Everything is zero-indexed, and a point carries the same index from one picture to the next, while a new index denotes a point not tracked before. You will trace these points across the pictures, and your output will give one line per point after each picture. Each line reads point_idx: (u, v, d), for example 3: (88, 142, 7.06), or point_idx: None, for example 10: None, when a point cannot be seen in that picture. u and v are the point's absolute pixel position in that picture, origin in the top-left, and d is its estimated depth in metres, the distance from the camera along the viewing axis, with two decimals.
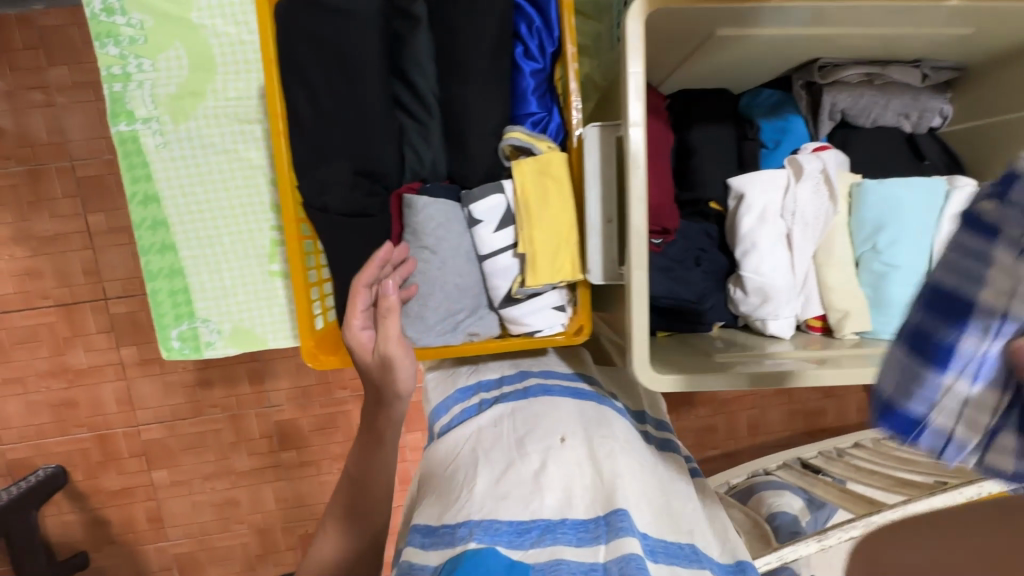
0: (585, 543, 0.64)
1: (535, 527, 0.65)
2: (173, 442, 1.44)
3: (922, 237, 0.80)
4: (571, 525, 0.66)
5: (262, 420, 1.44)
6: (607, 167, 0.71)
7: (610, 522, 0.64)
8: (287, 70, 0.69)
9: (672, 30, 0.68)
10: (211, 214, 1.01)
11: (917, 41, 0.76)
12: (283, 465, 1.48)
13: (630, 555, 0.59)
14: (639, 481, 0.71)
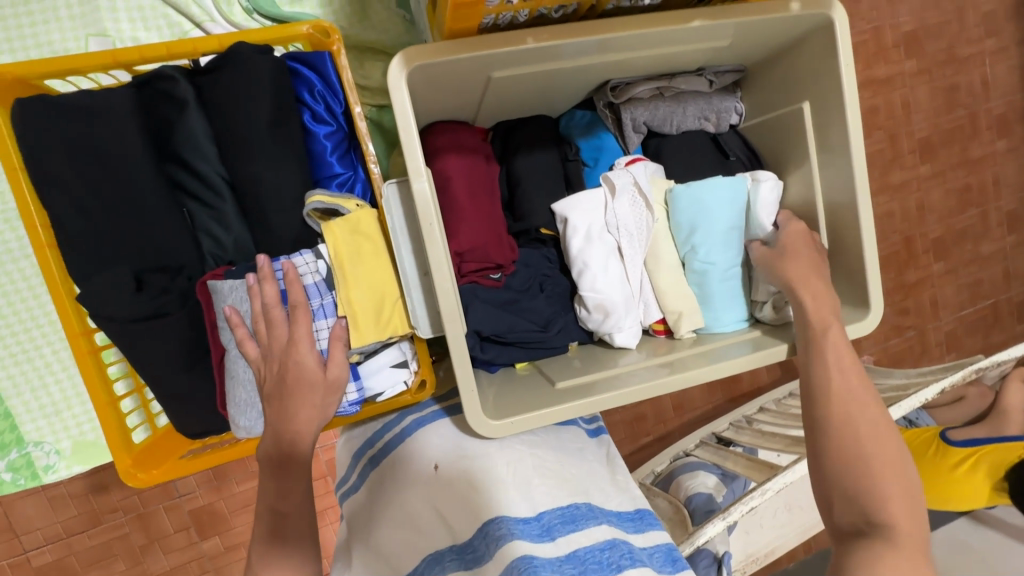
0: (472, 564, 0.62)
1: (425, 566, 0.65)
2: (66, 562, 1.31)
3: (734, 230, 0.86)
4: (455, 550, 0.64)
5: (165, 516, 1.34)
6: (412, 221, 0.70)
7: (489, 533, 0.62)
8: (38, 176, 0.64)
9: (448, 82, 0.70)
10: (22, 328, 0.91)
11: (687, 55, 0.82)
12: (206, 556, 1.37)
13: (518, 557, 0.58)
14: (523, 471, 0.68)
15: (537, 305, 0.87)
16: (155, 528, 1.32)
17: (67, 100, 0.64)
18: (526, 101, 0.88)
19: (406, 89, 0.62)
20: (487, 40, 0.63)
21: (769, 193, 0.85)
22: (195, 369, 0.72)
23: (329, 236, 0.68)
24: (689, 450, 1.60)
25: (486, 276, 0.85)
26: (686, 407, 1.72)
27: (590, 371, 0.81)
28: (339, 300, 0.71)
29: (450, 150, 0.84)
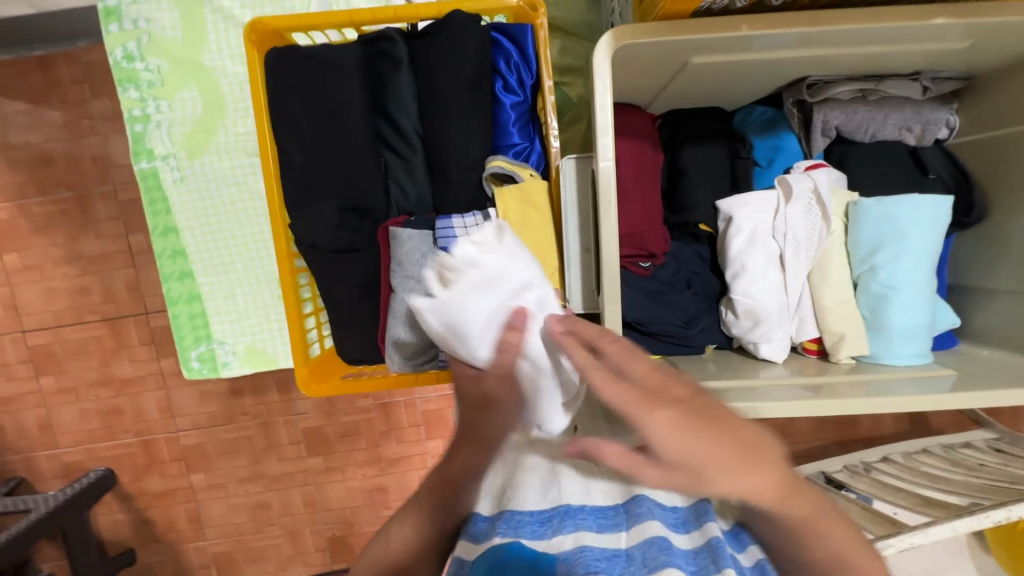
0: (606, 529, 0.58)
1: (554, 513, 0.59)
2: (210, 447, 1.55)
3: (924, 255, 0.78)
4: (590, 510, 0.60)
5: (289, 427, 1.52)
6: (583, 198, 0.71)
7: (631, 507, 0.59)
8: (276, 116, 0.74)
9: (644, 64, 0.70)
10: (225, 242, 1.07)
11: (907, 58, 0.74)
12: (310, 471, 1.55)
13: (656, 538, 0.54)
14: None
15: (683, 300, 0.85)
16: (279, 435, 1.51)
17: (307, 51, 0.73)
18: (707, 91, 0.85)
19: (609, 67, 0.63)
20: (700, 24, 0.62)
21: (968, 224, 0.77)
22: (365, 303, 0.80)
23: (500, 202, 0.72)
24: (790, 483, 1.48)
25: (636, 264, 0.84)
26: (794, 438, 1.60)
27: (729, 378, 0.79)
28: None
29: (623, 134, 0.85)
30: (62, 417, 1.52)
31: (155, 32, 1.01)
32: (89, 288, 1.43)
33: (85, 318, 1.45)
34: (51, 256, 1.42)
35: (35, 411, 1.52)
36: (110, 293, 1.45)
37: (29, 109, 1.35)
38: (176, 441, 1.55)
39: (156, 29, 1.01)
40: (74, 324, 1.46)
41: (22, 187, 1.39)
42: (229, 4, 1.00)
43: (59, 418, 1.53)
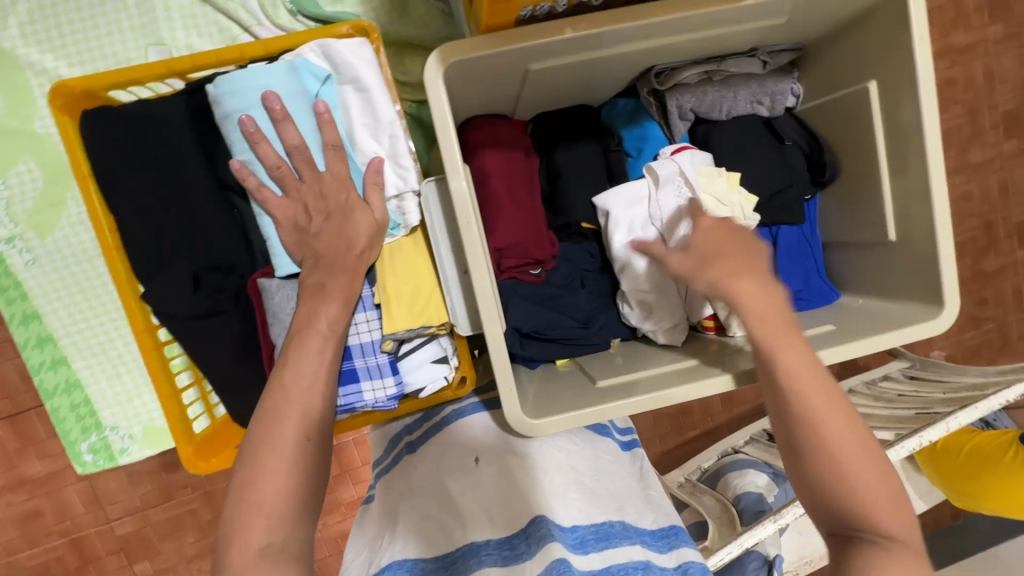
0: (510, 562, 0.59)
1: (459, 554, 0.61)
2: (153, 529, 1.43)
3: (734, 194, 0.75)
4: (495, 545, 0.61)
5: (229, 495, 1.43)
6: (450, 220, 0.69)
7: (531, 533, 0.60)
8: (105, 186, 0.68)
9: (486, 76, 0.69)
10: (97, 320, 0.99)
11: (740, 37, 0.77)
12: None
13: (558, 559, 0.55)
14: (562, 479, 0.67)
15: (579, 300, 0.85)
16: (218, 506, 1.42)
17: (127, 110, 0.67)
18: (566, 92, 0.85)
19: (442, 85, 0.61)
20: (524, 33, 0.61)
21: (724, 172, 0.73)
22: (245, 366, 0.75)
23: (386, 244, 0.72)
24: (738, 446, 1.51)
25: (526, 272, 0.84)
26: (737, 400, 1.64)
27: (637, 372, 0.78)
28: (378, 292, 0.72)
29: (490, 145, 0.84)
30: None
31: None
32: None
33: None
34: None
35: None
36: None
37: None
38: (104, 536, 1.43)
39: None
40: None
41: None
42: (52, 65, 0.92)
43: None
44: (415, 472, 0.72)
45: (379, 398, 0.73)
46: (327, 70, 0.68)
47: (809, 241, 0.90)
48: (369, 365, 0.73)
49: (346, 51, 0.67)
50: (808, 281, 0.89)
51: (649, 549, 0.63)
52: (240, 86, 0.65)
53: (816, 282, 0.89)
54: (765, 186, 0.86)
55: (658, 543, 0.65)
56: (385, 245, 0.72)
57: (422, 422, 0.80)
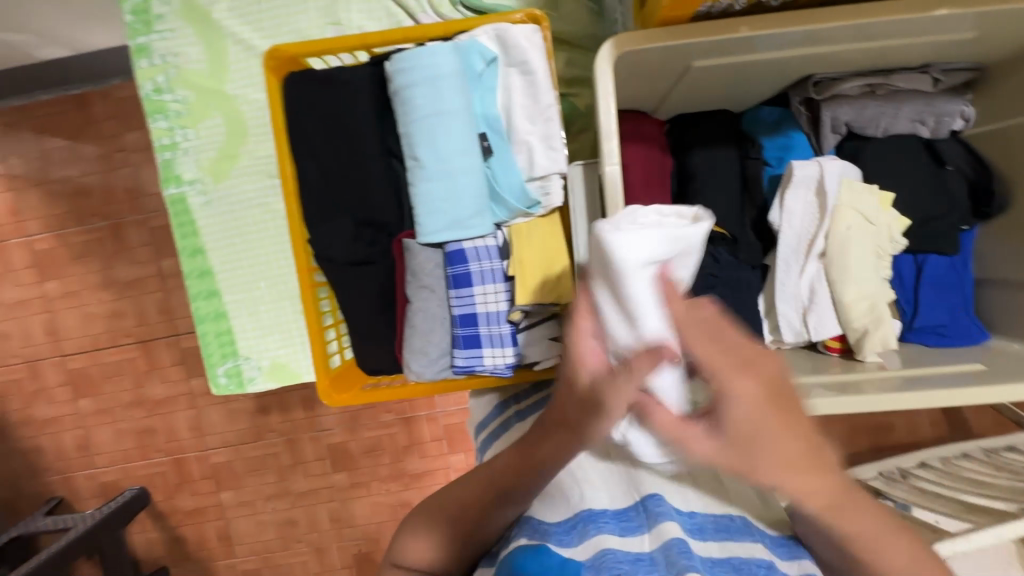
0: (628, 532, 0.59)
1: (576, 520, 0.61)
2: (238, 464, 1.59)
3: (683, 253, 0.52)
4: (611, 514, 0.62)
5: (315, 443, 1.55)
6: (593, 202, 0.73)
7: (648, 507, 0.61)
8: (295, 140, 0.78)
9: (647, 69, 0.71)
10: (249, 261, 1.11)
11: (915, 50, 0.74)
12: (335, 487, 1.57)
13: (676, 538, 0.55)
14: (677, 464, 0.68)
15: (700, 301, 0.85)
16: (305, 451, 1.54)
17: (322, 75, 0.76)
18: (713, 95, 0.86)
19: (611, 74, 0.64)
20: (699, 28, 0.63)
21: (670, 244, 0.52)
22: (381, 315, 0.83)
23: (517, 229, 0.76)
24: None
25: None
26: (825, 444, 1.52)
27: None
28: (510, 265, 0.76)
29: (630, 140, 0.86)
30: (100, 437, 1.58)
31: (181, 66, 1.07)
32: (124, 312, 1.50)
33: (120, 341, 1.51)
34: (88, 283, 1.50)
35: (74, 433, 1.59)
36: (143, 317, 1.51)
37: (71, 146, 1.43)
38: (206, 459, 1.59)
39: (183, 62, 1.07)
40: (111, 347, 1.53)
41: (60, 218, 1.47)
42: (248, 35, 1.05)
43: (97, 438, 1.59)
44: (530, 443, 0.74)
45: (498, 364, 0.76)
46: (495, 53, 0.73)
47: (958, 276, 0.84)
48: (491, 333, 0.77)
49: (519, 36, 0.72)
50: (953, 318, 0.82)
51: (773, 552, 0.60)
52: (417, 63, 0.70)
53: (963, 319, 0.82)
54: (916, 210, 0.82)
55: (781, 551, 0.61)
56: (525, 221, 0.76)
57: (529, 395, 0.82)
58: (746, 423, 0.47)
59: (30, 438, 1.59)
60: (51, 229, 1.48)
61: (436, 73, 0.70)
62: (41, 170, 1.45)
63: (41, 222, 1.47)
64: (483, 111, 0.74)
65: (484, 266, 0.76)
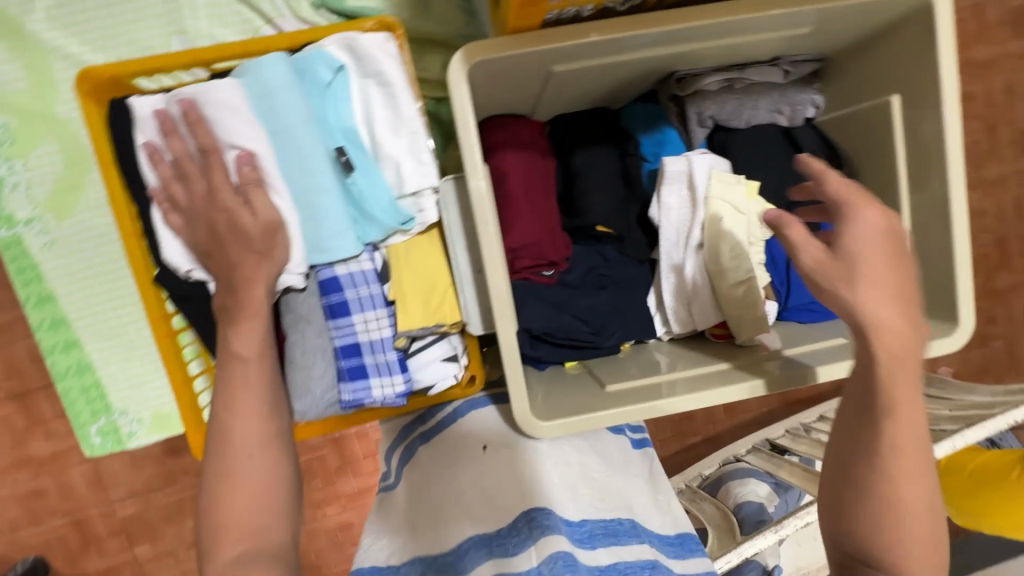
0: (518, 548, 0.60)
1: (468, 545, 0.64)
2: (152, 513, 1.45)
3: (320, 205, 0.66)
4: (502, 533, 0.63)
5: None
6: (467, 218, 0.70)
7: (536, 519, 0.62)
8: (128, 173, 0.68)
9: (508, 76, 0.69)
10: (112, 303, 1.00)
11: (763, 45, 0.77)
12: None
13: (559, 553, 0.57)
14: (571, 474, 0.69)
15: (593, 301, 0.85)
16: None
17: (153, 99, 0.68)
18: (587, 95, 0.86)
19: (465, 85, 0.62)
20: (550, 35, 0.62)
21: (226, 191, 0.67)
22: None
23: (394, 251, 0.73)
24: (740, 454, 1.51)
25: (538, 273, 0.84)
26: (739, 409, 1.62)
27: (645, 377, 0.78)
28: (391, 290, 0.72)
29: (508, 145, 0.84)
30: None
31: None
32: None
33: None
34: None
35: None
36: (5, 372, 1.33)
37: None
38: (105, 518, 1.44)
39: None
40: None
41: None
42: (77, 49, 0.92)
43: None
44: (429, 467, 0.74)
45: (387, 395, 0.72)
46: (343, 61, 0.67)
47: None
48: (378, 362, 0.73)
49: (370, 47, 0.67)
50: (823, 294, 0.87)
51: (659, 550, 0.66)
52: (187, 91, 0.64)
53: None
54: (782, 196, 0.86)
55: (669, 545, 0.68)
56: (403, 241, 0.72)
57: (431, 415, 0.81)
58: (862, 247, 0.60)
59: None
60: None
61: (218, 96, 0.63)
62: None
63: None
64: (335, 122, 0.68)
65: (361, 293, 0.71)
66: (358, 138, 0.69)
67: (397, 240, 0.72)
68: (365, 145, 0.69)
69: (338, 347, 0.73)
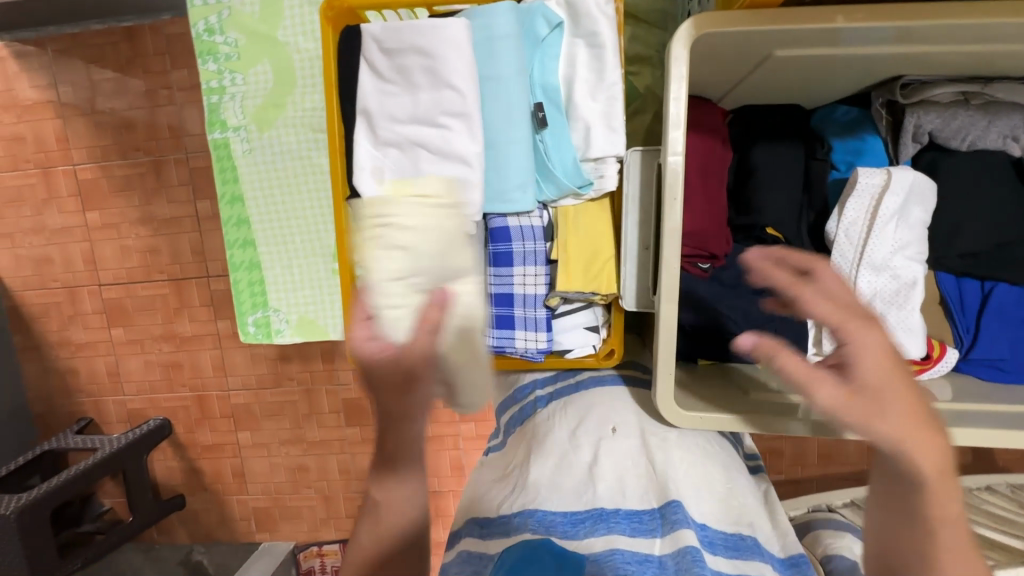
0: (639, 533, 0.60)
1: (587, 516, 0.61)
2: (257, 407, 1.64)
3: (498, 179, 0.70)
4: (624, 514, 0.62)
5: (331, 397, 1.59)
6: (646, 192, 0.69)
7: (664, 515, 0.61)
8: (345, 92, 0.73)
9: (721, 55, 0.66)
10: (286, 213, 1.11)
11: (1020, 59, 0.67)
12: (347, 440, 1.63)
13: (688, 548, 0.56)
14: (697, 474, 0.66)
15: (747, 304, 0.80)
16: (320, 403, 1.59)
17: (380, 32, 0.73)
18: (786, 88, 0.80)
19: (685, 56, 0.60)
20: (785, 15, 0.58)
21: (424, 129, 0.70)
22: None
23: (561, 216, 0.73)
24: (831, 506, 1.38)
25: (695, 265, 0.81)
26: (837, 458, 1.49)
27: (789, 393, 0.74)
28: (554, 249, 0.73)
29: (691, 127, 0.82)
30: (129, 366, 1.65)
31: (234, 7, 1.04)
32: (159, 249, 1.53)
33: (153, 277, 1.55)
34: (127, 217, 1.53)
35: (105, 359, 1.65)
36: (178, 256, 1.54)
37: (121, 81, 1.45)
38: (226, 399, 1.65)
39: (235, 4, 1.04)
40: (144, 281, 1.57)
41: (104, 151, 1.50)
42: None
43: (125, 367, 1.66)
44: (542, 430, 0.73)
45: (528, 347, 0.75)
46: (561, 18, 0.68)
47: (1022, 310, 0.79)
48: (526, 316, 0.75)
49: (591, 7, 0.67)
50: (1015, 351, 0.76)
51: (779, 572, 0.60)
52: (419, 25, 0.66)
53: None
54: (992, 235, 0.77)
55: (788, 572, 0.61)
56: (574, 205, 0.73)
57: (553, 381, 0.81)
58: (875, 376, 0.47)
59: (65, 359, 1.66)
60: (97, 161, 1.51)
61: (449, 31, 0.65)
62: (90, 103, 1.47)
63: (87, 151, 1.50)
64: (541, 78, 0.70)
65: (526, 247, 0.73)
66: (558, 97, 0.70)
67: (569, 202, 0.73)
68: (562, 104, 0.70)
69: (493, 294, 0.75)
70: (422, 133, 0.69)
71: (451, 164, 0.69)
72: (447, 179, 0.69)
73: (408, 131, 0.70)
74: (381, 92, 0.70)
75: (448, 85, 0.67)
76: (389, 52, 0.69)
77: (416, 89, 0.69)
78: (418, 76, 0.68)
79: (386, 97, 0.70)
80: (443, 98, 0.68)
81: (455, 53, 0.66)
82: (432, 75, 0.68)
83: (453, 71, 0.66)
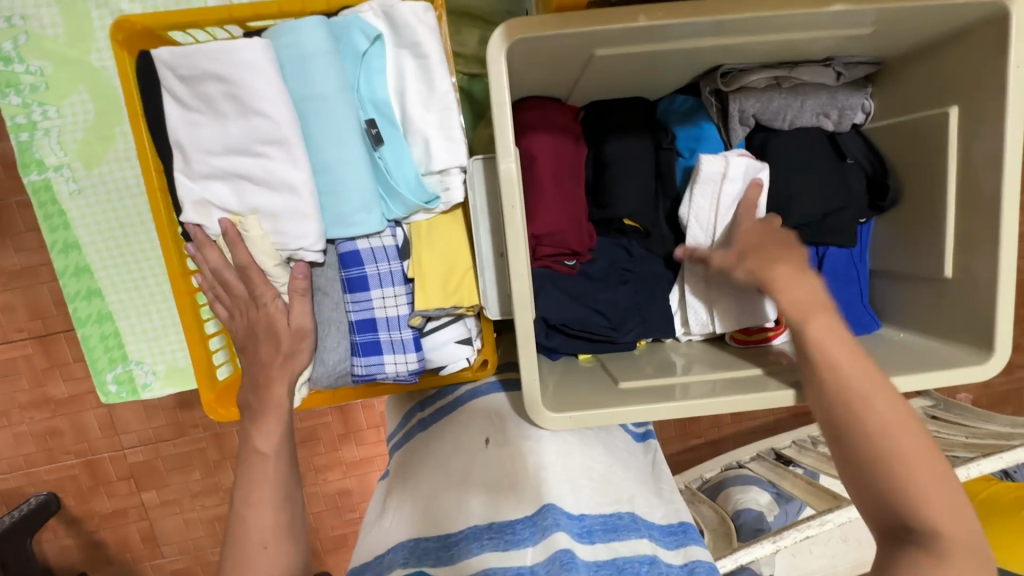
0: (513, 545, 0.61)
1: (459, 537, 0.63)
2: (160, 463, 1.49)
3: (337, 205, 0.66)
4: (497, 527, 0.63)
5: None
6: (493, 201, 0.68)
7: (536, 522, 0.62)
8: (152, 123, 0.65)
9: (549, 57, 0.67)
10: (135, 256, 1.01)
11: (820, 43, 0.73)
12: None
13: (560, 553, 0.59)
14: (572, 467, 0.69)
15: (613, 295, 0.83)
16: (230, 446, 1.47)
17: None
18: (626, 83, 0.83)
19: (504, 63, 0.60)
20: (595, 16, 0.59)
21: (242, 161, 0.64)
22: None
23: (414, 233, 0.71)
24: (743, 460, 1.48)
25: (560, 263, 0.83)
26: (747, 414, 1.60)
27: (659, 376, 0.77)
28: (411, 266, 0.71)
29: (540, 127, 0.82)
30: None
31: (33, 31, 0.92)
32: (7, 307, 1.34)
33: (6, 338, 1.36)
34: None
35: None
36: (33, 310, 1.36)
37: None
38: (120, 460, 1.48)
39: (35, 26, 0.92)
40: None
41: None
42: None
43: None
44: (425, 454, 0.74)
45: (399, 371, 0.72)
46: (379, 31, 0.65)
47: (855, 267, 0.87)
48: (392, 339, 0.72)
49: (410, 17, 0.64)
50: (848, 308, 0.85)
51: (659, 543, 0.66)
52: (210, 48, 0.58)
53: (858, 307, 0.85)
54: (821, 204, 0.82)
55: (665, 539, 0.67)
56: (426, 220, 0.71)
57: (440, 396, 0.81)
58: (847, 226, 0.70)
59: None
60: None
61: (244, 56, 0.58)
62: None
63: None
64: (368, 94, 0.66)
65: (381, 269, 0.70)
66: (389, 113, 0.67)
67: (419, 216, 0.71)
68: (395, 119, 0.68)
69: (354, 320, 0.72)
70: (241, 166, 0.64)
71: (279, 197, 0.64)
72: (279, 211, 0.64)
73: (226, 165, 0.64)
74: (187, 124, 0.63)
75: (256, 112, 0.61)
76: (185, 78, 0.61)
77: (224, 118, 0.62)
78: (223, 104, 0.61)
79: (192, 130, 0.63)
80: (254, 128, 0.61)
81: (258, 78, 0.59)
82: (236, 103, 0.61)
83: (259, 97, 0.60)
